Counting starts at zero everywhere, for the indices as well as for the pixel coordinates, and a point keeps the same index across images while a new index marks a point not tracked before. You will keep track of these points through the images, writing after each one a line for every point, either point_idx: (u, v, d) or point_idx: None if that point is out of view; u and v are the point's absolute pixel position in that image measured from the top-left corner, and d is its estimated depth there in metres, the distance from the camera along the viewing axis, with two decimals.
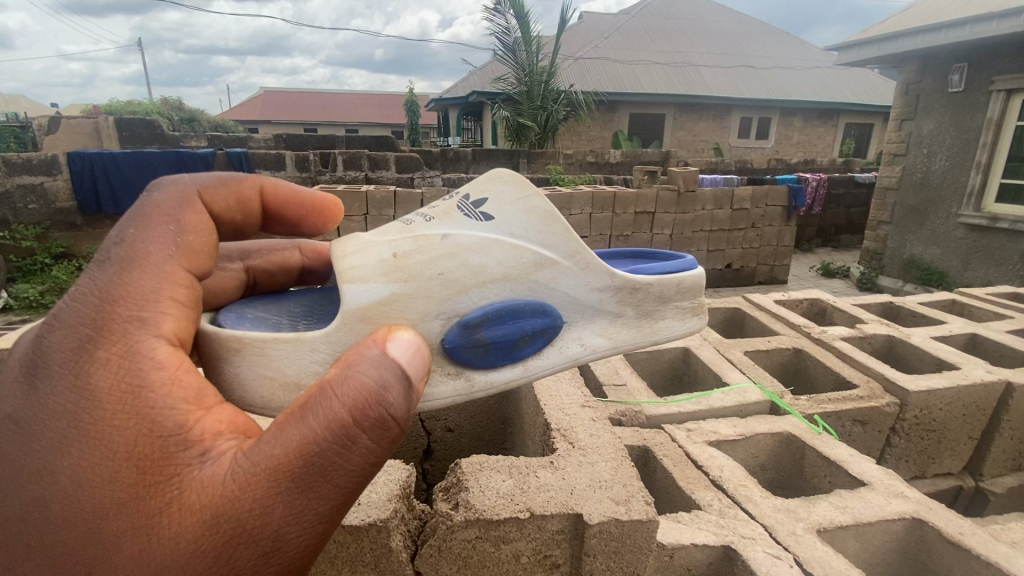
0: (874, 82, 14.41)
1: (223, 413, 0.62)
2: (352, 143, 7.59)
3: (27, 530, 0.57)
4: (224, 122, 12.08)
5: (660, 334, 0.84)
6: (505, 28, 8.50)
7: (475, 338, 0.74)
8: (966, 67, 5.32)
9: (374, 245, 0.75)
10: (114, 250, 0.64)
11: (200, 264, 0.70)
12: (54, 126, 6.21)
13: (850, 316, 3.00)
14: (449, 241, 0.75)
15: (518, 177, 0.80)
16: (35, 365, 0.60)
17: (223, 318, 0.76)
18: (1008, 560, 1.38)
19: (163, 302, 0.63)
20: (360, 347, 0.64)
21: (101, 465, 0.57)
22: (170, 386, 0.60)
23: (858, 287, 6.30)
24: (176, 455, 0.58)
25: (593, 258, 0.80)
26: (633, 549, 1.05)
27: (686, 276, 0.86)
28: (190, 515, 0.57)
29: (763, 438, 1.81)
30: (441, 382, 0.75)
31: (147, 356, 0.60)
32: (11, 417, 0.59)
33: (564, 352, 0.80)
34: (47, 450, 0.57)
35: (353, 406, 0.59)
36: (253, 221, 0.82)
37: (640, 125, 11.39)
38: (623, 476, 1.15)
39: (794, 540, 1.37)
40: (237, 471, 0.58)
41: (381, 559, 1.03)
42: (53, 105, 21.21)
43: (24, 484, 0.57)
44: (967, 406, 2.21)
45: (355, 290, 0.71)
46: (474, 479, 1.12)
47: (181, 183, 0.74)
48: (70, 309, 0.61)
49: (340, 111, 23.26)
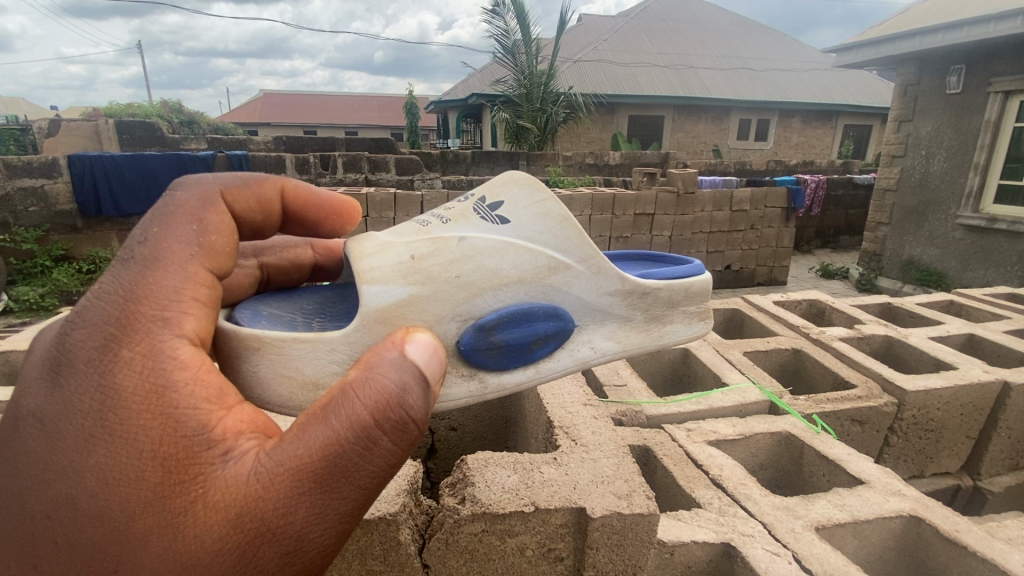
0: (872, 83, 14.49)
1: (244, 413, 0.65)
2: (352, 146, 7.64)
3: (52, 528, 0.59)
4: (224, 125, 12.15)
5: (668, 338, 0.87)
6: (504, 30, 8.57)
7: (490, 340, 0.77)
8: (963, 69, 5.36)
9: (391, 247, 0.77)
10: (138, 248, 0.67)
11: (221, 264, 0.72)
12: (53, 129, 6.23)
13: (849, 317, 3.04)
14: (465, 243, 0.77)
15: (534, 181, 0.83)
16: (58, 363, 0.62)
17: (239, 315, 0.78)
18: (1003, 557, 1.40)
19: (184, 302, 0.66)
20: (380, 349, 0.66)
21: (127, 464, 0.59)
22: (192, 386, 0.62)
23: (857, 287, 6.33)
24: (201, 454, 0.60)
25: (605, 263, 0.83)
26: (634, 542, 1.08)
27: (693, 281, 0.88)
28: (215, 514, 0.59)
29: (762, 438, 1.84)
30: (455, 383, 0.77)
31: (170, 356, 0.62)
32: (37, 415, 0.61)
33: (574, 354, 0.83)
34: (72, 450, 0.59)
35: (375, 408, 0.61)
36: (274, 222, 0.84)
37: (640, 127, 11.43)
38: (625, 471, 1.17)
39: (793, 537, 1.39)
40: (261, 471, 0.60)
41: (390, 552, 1.05)
42: (52, 107, 21.05)
43: (49, 482, 0.59)
44: (964, 406, 2.24)
45: (374, 291, 0.73)
46: (480, 474, 1.15)
47: (204, 182, 0.76)
48: (92, 307, 0.64)
49: (340, 114, 23.34)
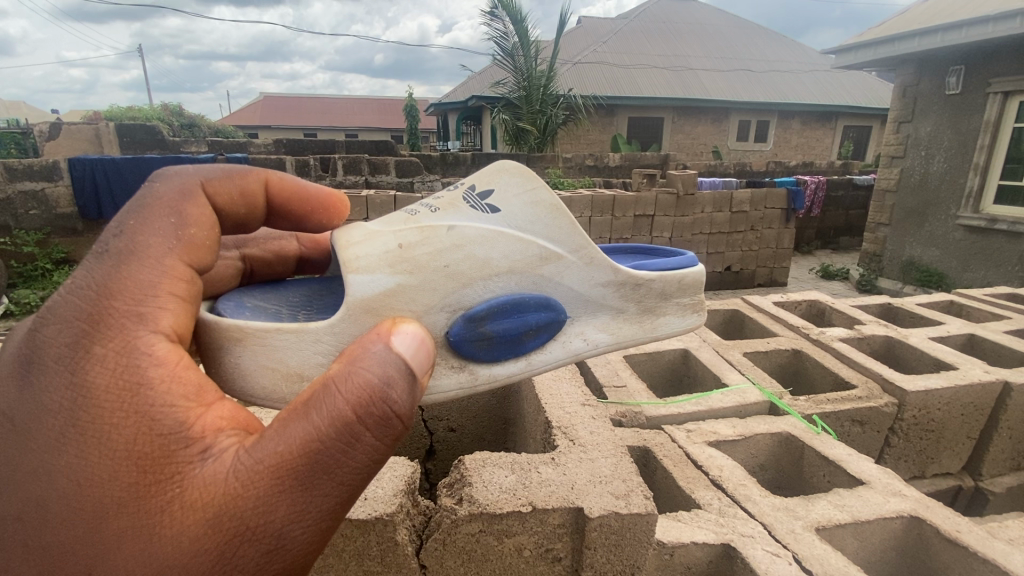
0: (870, 83, 14.57)
1: (224, 409, 0.64)
2: (352, 148, 7.65)
3: (24, 530, 0.59)
4: (225, 128, 12.18)
5: (660, 330, 0.87)
6: (503, 32, 8.59)
7: (480, 331, 0.76)
8: (963, 70, 5.37)
9: (379, 235, 0.77)
10: (113, 242, 0.66)
11: (202, 258, 0.72)
12: (54, 132, 6.20)
13: (848, 317, 3.04)
14: (455, 232, 0.78)
15: (525, 170, 0.83)
16: (29, 360, 0.62)
17: (222, 306, 0.78)
18: (1005, 557, 1.40)
19: (161, 297, 0.65)
20: (364, 342, 0.66)
21: (102, 464, 0.59)
22: (170, 383, 0.62)
23: (858, 288, 6.33)
24: (179, 453, 0.60)
25: (597, 253, 0.83)
26: (632, 542, 1.08)
27: (687, 272, 0.88)
28: (192, 513, 0.59)
29: (762, 438, 1.83)
30: (444, 375, 0.77)
31: (145, 353, 0.62)
32: (8, 414, 0.61)
33: (566, 346, 0.82)
34: (44, 450, 0.59)
35: (357, 404, 0.61)
36: (258, 215, 0.85)
37: (640, 129, 11.44)
38: (623, 471, 1.17)
39: (793, 538, 1.39)
40: (241, 468, 0.60)
41: (386, 553, 1.05)
42: (53, 110, 20.75)
43: (20, 483, 0.59)
44: (965, 406, 2.23)
45: (361, 281, 0.73)
46: (477, 474, 1.15)
47: (185, 174, 0.76)
48: (65, 301, 0.63)
49: (340, 117, 23.39)
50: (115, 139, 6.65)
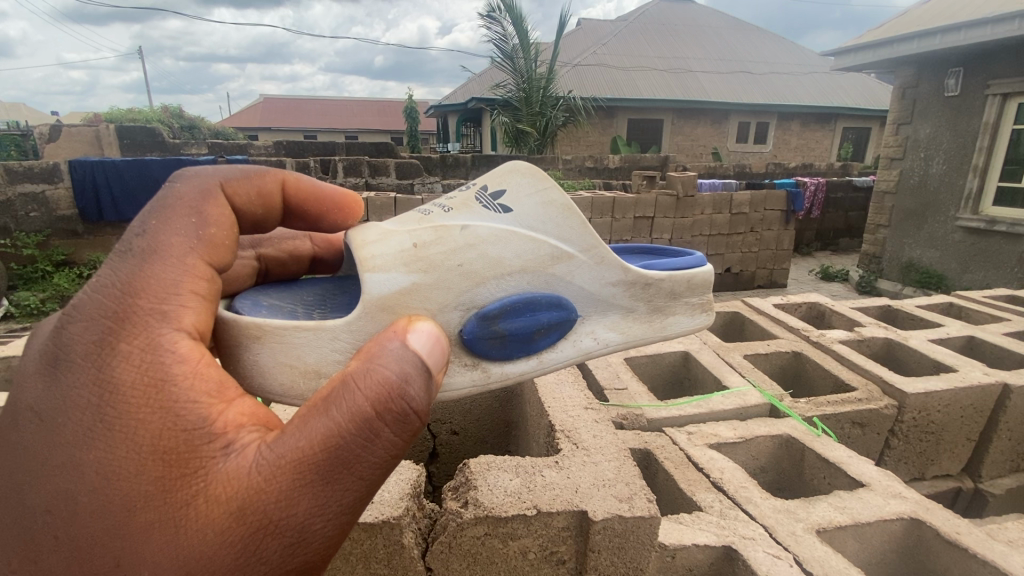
0: (869, 85, 14.59)
1: (245, 405, 0.66)
2: (351, 150, 7.67)
3: (53, 523, 0.60)
4: (226, 129, 12.20)
5: (670, 329, 0.88)
6: (502, 35, 8.62)
7: (493, 330, 0.78)
8: (962, 72, 5.39)
9: (393, 235, 0.79)
10: (136, 241, 0.68)
11: (220, 258, 0.73)
12: (54, 134, 6.20)
13: (848, 320, 3.05)
14: (468, 232, 0.79)
15: (536, 171, 0.84)
16: (54, 357, 0.63)
17: (239, 305, 0.79)
18: (1004, 559, 1.41)
19: (184, 296, 0.67)
20: (382, 340, 0.67)
21: (127, 460, 0.60)
22: (192, 380, 0.63)
23: (858, 290, 6.37)
24: (202, 447, 0.61)
25: (608, 253, 0.84)
26: (635, 545, 1.09)
27: (695, 272, 0.89)
28: (216, 507, 0.60)
29: (763, 441, 1.85)
30: (458, 373, 0.78)
31: (169, 350, 0.63)
32: (36, 411, 0.62)
33: (577, 345, 0.84)
34: (71, 445, 0.61)
35: (376, 400, 0.62)
36: (275, 215, 0.86)
37: (639, 131, 11.47)
38: (626, 475, 1.18)
39: (794, 540, 1.40)
40: (262, 464, 0.61)
41: (393, 556, 1.06)
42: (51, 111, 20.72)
43: (50, 478, 0.60)
44: (965, 408, 2.25)
45: (377, 280, 0.74)
46: (482, 478, 1.16)
47: (204, 175, 0.77)
48: (90, 300, 0.65)
49: (340, 120, 23.44)
50: (115, 142, 6.66)
